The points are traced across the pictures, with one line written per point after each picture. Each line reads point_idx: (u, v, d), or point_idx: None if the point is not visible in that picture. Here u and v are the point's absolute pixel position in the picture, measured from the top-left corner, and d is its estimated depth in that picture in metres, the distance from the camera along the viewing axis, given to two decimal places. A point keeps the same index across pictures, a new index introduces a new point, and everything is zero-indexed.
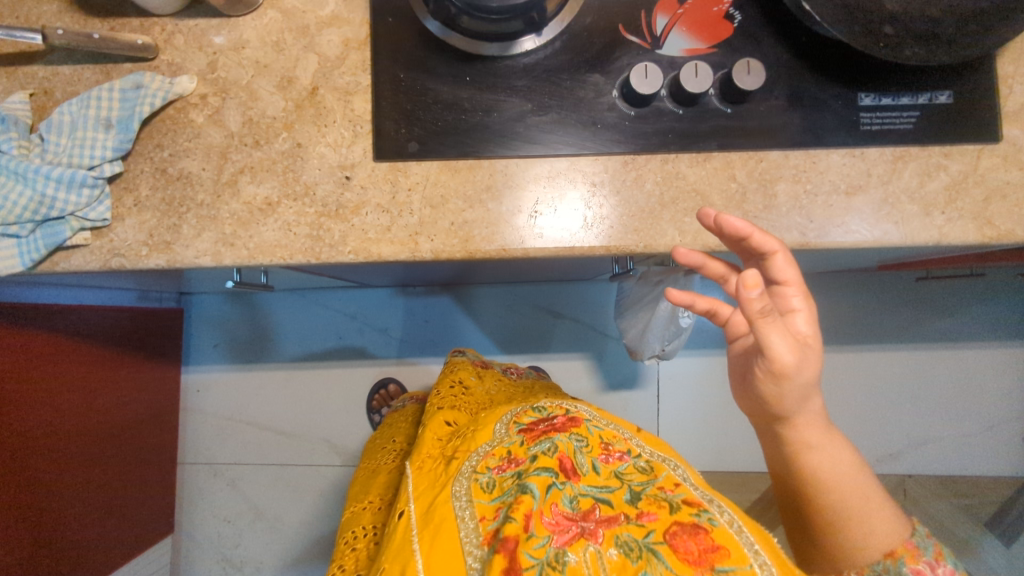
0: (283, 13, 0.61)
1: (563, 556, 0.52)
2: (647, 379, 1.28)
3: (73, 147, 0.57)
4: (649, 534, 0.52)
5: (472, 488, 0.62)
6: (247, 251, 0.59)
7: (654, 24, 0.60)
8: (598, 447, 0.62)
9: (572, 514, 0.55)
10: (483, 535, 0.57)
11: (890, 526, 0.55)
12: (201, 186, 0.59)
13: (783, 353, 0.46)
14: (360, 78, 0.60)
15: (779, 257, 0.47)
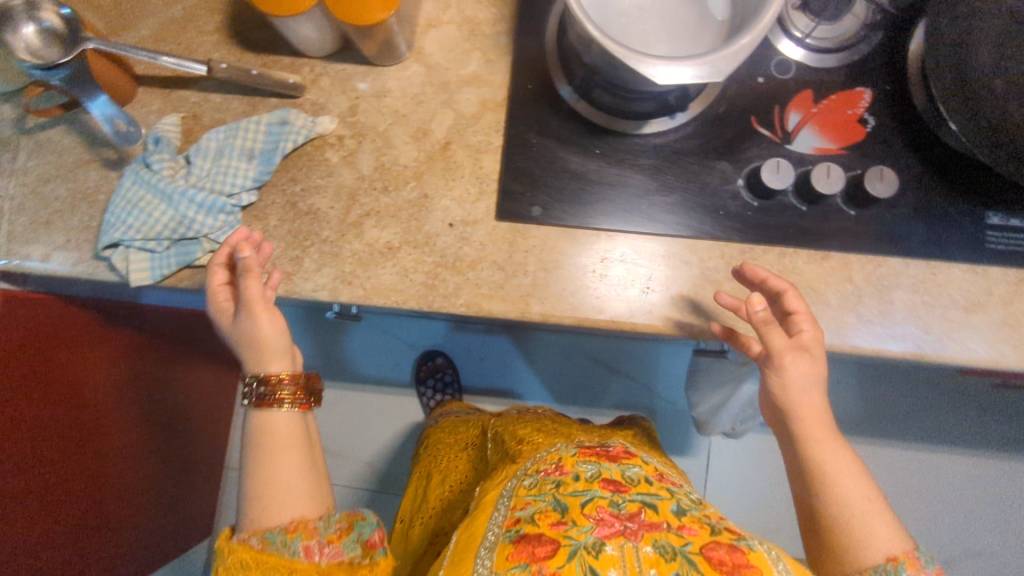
0: (426, 68, 0.63)
1: (601, 546, 0.52)
2: (698, 448, 1.26)
3: (217, 174, 0.59)
4: (687, 544, 0.52)
5: (519, 484, 0.61)
6: (363, 290, 0.60)
7: (787, 119, 0.61)
8: (650, 473, 0.63)
9: (617, 513, 0.55)
10: (508, 518, 0.56)
11: (898, 536, 0.52)
12: (327, 223, 0.61)
13: (778, 346, 0.55)
14: (492, 138, 0.62)
15: (791, 294, 0.55)
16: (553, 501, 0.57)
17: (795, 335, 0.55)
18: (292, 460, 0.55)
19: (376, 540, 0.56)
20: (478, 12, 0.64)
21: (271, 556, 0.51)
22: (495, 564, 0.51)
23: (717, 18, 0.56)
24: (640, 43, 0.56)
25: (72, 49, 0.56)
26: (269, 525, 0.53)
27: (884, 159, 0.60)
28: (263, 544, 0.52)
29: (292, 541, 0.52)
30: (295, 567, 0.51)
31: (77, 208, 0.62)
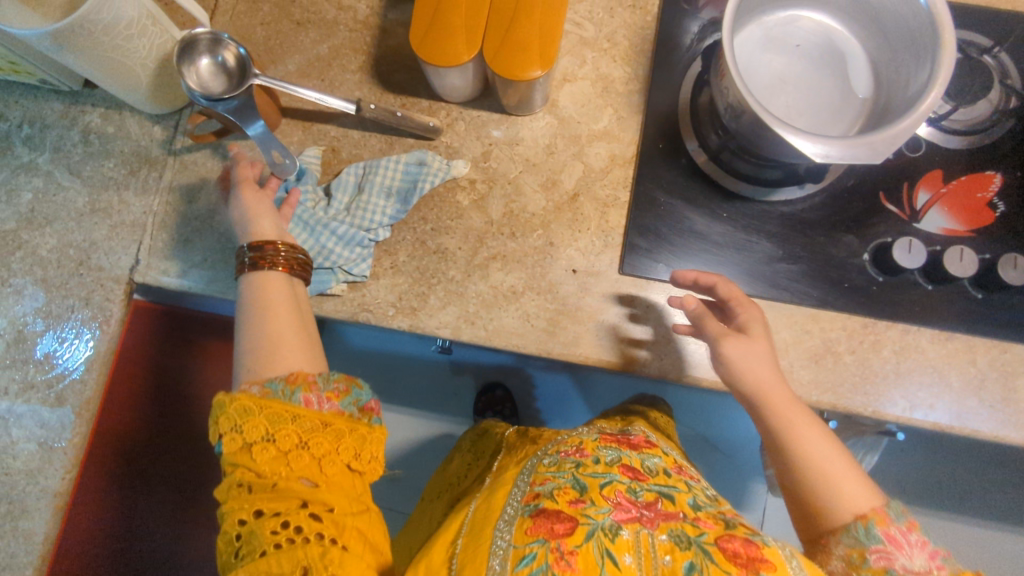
0: (559, 120, 0.65)
1: (617, 529, 0.49)
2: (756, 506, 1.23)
3: (356, 209, 0.62)
4: (703, 534, 0.48)
5: (538, 462, 0.59)
6: (486, 331, 0.62)
7: (915, 198, 0.61)
8: (670, 465, 0.60)
9: (634, 500, 0.52)
10: (529, 494, 0.53)
11: (869, 492, 0.49)
12: (454, 263, 0.63)
13: (728, 343, 0.53)
14: (620, 194, 0.63)
15: (721, 283, 0.57)
16: (573, 480, 0.54)
17: (747, 329, 0.55)
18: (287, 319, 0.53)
19: (374, 407, 0.52)
20: (613, 69, 0.65)
21: (274, 402, 0.47)
22: (514, 539, 0.48)
23: (858, 94, 0.57)
24: (783, 112, 0.56)
25: (238, 85, 0.58)
26: (266, 376, 0.50)
27: (1012, 244, 0.60)
28: (263, 392, 0.48)
29: (293, 392, 0.48)
30: (296, 413, 0.47)
31: (215, 229, 0.64)
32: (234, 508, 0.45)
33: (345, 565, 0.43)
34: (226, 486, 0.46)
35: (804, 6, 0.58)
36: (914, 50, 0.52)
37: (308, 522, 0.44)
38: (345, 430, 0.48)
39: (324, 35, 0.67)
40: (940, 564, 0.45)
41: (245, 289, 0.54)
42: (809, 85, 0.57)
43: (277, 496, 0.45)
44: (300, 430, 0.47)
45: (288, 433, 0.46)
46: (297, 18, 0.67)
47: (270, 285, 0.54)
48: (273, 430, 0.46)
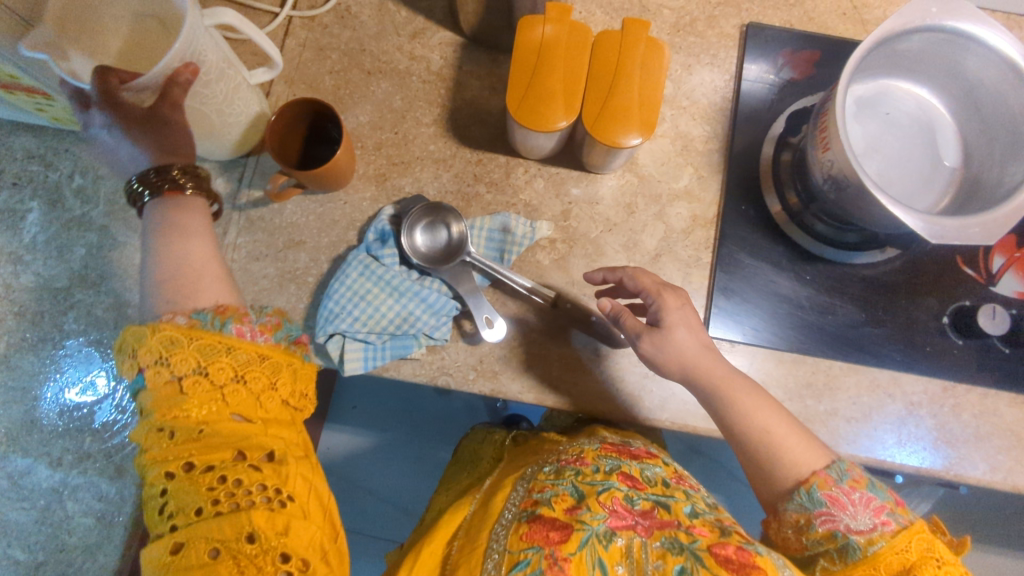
0: (639, 178, 0.64)
1: (611, 537, 0.47)
2: None
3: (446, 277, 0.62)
4: (696, 541, 0.47)
5: (538, 471, 0.56)
6: (570, 397, 0.60)
7: (991, 262, 0.62)
8: (670, 474, 0.57)
9: (631, 507, 0.50)
10: (525, 497, 0.51)
11: (816, 453, 0.52)
12: (537, 325, 0.61)
13: (645, 337, 0.55)
14: (702, 255, 0.63)
15: (632, 277, 0.57)
16: (571, 488, 0.51)
17: (664, 324, 0.55)
18: (188, 242, 0.49)
19: (307, 340, 0.48)
20: (693, 127, 0.65)
21: (205, 334, 0.41)
22: (509, 544, 0.46)
23: (947, 163, 0.58)
24: (876, 179, 0.57)
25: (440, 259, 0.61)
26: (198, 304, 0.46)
27: None
28: (189, 324, 0.42)
29: (223, 323, 0.42)
30: (231, 344, 0.41)
31: (285, 288, 0.62)
32: (158, 463, 0.39)
33: (291, 523, 0.39)
34: (141, 432, 0.40)
35: (894, 75, 0.59)
36: (1012, 126, 0.53)
37: (243, 472, 0.39)
38: (283, 363, 0.44)
39: (397, 86, 0.66)
40: (885, 518, 0.47)
41: (152, 212, 0.49)
42: (898, 153, 0.58)
43: (207, 445, 0.39)
44: (236, 364, 0.41)
45: (223, 365, 0.41)
46: (367, 68, 0.66)
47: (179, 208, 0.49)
48: (208, 365, 0.41)
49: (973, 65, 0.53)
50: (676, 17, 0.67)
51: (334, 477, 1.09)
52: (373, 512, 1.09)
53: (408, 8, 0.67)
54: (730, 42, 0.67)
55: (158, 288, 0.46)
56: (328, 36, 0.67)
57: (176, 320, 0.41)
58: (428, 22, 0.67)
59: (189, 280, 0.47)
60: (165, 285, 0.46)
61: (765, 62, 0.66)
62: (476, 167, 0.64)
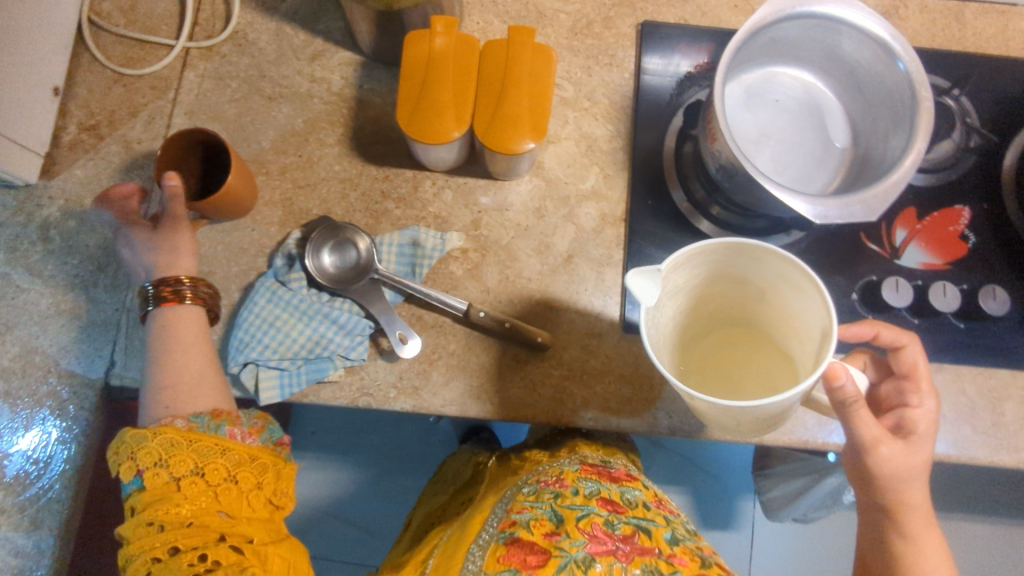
0: (547, 182, 0.65)
1: (590, 562, 0.48)
2: (744, 521, 1.06)
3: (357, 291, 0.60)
4: (676, 573, 0.48)
5: (517, 492, 0.57)
6: (492, 405, 0.60)
7: (893, 236, 0.64)
8: (650, 498, 0.59)
9: (611, 533, 0.51)
10: (505, 520, 0.53)
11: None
12: (455, 335, 0.61)
13: (885, 446, 0.49)
14: (614, 253, 0.64)
15: (908, 350, 0.54)
16: (550, 511, 0.53)
17: (913, 432, 0.51)
18: (167, 346, 0.55)
19: (286, 441, 0.58)
20: (595, 128, 0.66)
21: (203, 436, 0.50)
22: (485, 565, 0.49)
23: (838, 145, 0.60)
24: (770, 166, 0.58)
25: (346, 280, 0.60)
26: (190, 411, 0.52)
27: (986, 273, 0.63)
28: (188, 427, 0.50)
29: (219, 425, 0.51)
30: (225, 445, 0.50)
31: None
32: (146, 550, 0.46)
33: None
34: (132, 527, 0.47)
35: (780, 63, 0.60)
36: (891, 104, 0.54)
37: (227, 554, 0.46)
38: (270, 463, 0.52)
39: (299, 109, 0.66)
40: None
41: (156, 317, 0.56)
42: (792, 139, 0.59)
43: (196, 531, 0.46)
44: (228, 462, 0.50)
45: (217, 465, 0.49)
46: (268, 93, 0.66)
47: (180, 315, 0.56)
48: (203, 464, 0.49)
49: (849, 47, 0.55)
50: (572, 21, 0.68)
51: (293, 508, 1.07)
52: (338, 537, 1.06)
53: (306, 31, 0.68)
54: (627, 41, 0.68)
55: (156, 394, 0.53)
56: (227, 65, 0.67)
57: (177, 422, 0.50)
58: (327, 43, 0.67)
59: (185, 388, 0.53)
60: (168, 392, 0.53)
61: (662, 57, 0.67)
62: (383, 183, 0.64)
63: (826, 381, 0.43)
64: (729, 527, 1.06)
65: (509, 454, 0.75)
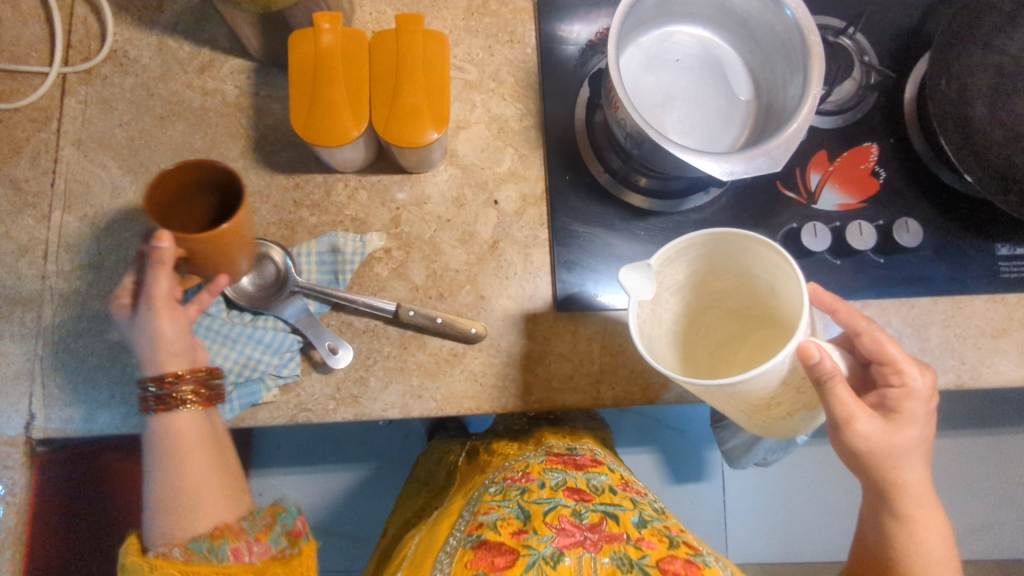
0: (462, 170, 0.64)
1: (559, 556, 0.48)
2: (714, 470, 1.08)
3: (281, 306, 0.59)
4: (645, 556, 0.48)
5: (485, 492, 0.58)
6: (435, 403, 0.59)
7: (809, 180, 0.65)
8: (617, 481, 0.59)
9: (578, 523, 0.51)
10: (473, 523, 0.53)
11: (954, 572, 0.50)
12: (387, 338, 0.60)
13: (864, 424, 0.44)
14: (539, 233, 0.63)
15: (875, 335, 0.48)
16: (517, 509, 0.53)
17: (898, 410, 0.47)
18: (166, 457, 0.51)
19: (302, 528, 0.51)
20: (505, 108, 0.65)
21: (200, 566, 0.46)
22: (453, 571, 0.48)
23: (741, 98, 0.60)
24: (678, 128, 0.58)
25: (269, 297, 0.59)
26: (191, 534, 0.48)
27: (898, 207, 0.64)
28: (188, 555, 0.47)
29: (219, 547, 0.47)
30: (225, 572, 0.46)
31: (117, 359, 0.58)
32: None
33: None
34: None
35: (677, 22, 0.60)
36: (785, 52, 0.54)
37: None
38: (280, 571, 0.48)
39: (195, 125, 0.63)
40: None
41: (150, 424, 0.51)
42: (696, 98, 0.59)
43: None
44: None
45: None
46: (160, 113, 0.63)
47: (178, 422, 0.52)
48: None
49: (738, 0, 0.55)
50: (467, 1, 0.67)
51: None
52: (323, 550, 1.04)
53: (190, 42, 0.64)
54: (525, 16, 0.67)
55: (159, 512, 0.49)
56: (110, 87, 0.63)
57: (174, 553, 0.46)
58: (215, 52, 0.64)
59: (184, 508, 0.49)
60: (169, 510, 0.49)
61: (561, 28, 0.66)
62: (294, 192, 0.62)
63: (799, 359, 0.40)
64: (700, 479, 1.08)
65: (477, 446, 0.75)
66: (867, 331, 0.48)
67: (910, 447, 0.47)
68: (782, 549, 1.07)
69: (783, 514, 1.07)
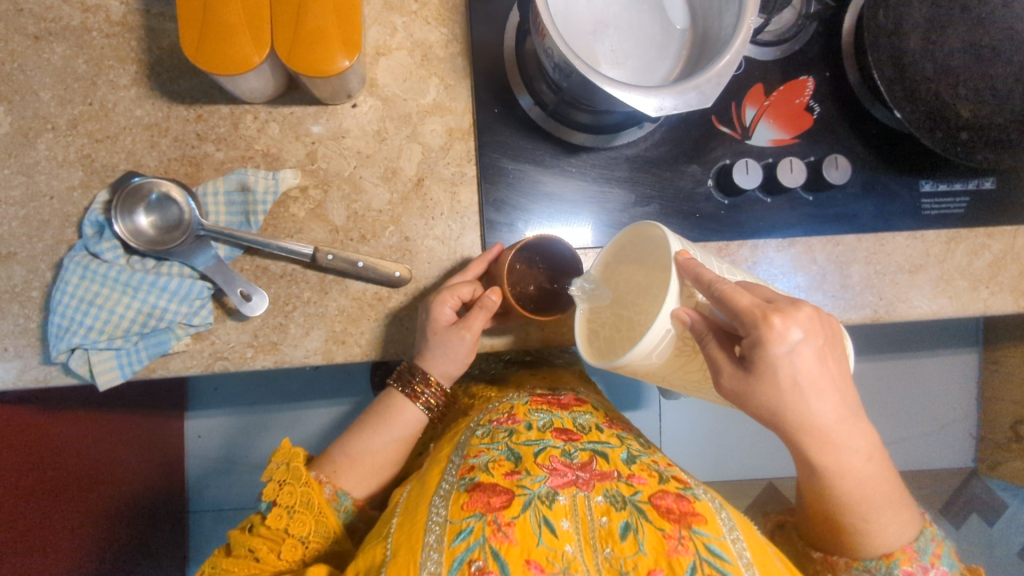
0: (383, 101, 0.59)
1: (554, 496, 0.48)
2: (650, 398, 1.12)
3: (190, 251, 0.55)
4: (637, 493, 0.49)
5: (471, 435, 0.56)
6: (361, 349, 0.58)
7: (744, 115, 0.63)
8: (602, 420, 0.59)
9: (570, 463, 0.51)
10: (462, 466, 0.51)
11: (888, 510, 0.48)
12: (307, 282, 0.57)
13: (724, 378, 0.42)
14: (466, 170, 0.60)
15: (743, 294, 0.41)
16: (507, 451, 0.52)
17: (771, 370, 0.41)
18: (376, 430, 0.58)
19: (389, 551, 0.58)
20: (428, 33, 0.60)
21: (331, 518, 0.52)
22: (449, 514, 0.46)
23: (678, 26, 0.57)
24: (610, 58, 0.55)
25: (171, 235, 0.55)
26: (346, 488, 0.55)
27: (830, 143, 0.64)
28: (332, 500, 0.54)
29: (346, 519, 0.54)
30: (336, 536, 0.52)
31: (7, 310, 0.54)
32: (241, 539, 0.51)
33: None
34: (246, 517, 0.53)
35: None
36: None
37: None
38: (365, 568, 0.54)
39: (76, 47, 0.56)
40: None
41: (389, 397, 0.59)
42: (630, 26, 0.56)
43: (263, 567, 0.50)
44: (320, 539, 0.51)
45: (317, 545, 0.51)
46: (33, 32, 0.56)
47: (405, 411, 0.58)
48: (309, 537, 0.51)
49: None
50: None
51: (206, 464, 1.05)
52: None
53: None
54: None
55: (344, 453, 0.57)
56: None
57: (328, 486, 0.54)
58: None
59: (360, 463, 0.56)
60: (343, 457, 0.57)
61: None
62: (196, 124, 0.57)
63: (680, 325, 0.42)
64: (639, 406, 1.12)
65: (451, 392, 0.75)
66: (709, 287, 0.41)
67: (788, 400, 0.42)
68: (714, 468, 1.12)
69: (714, 436, 1.13)
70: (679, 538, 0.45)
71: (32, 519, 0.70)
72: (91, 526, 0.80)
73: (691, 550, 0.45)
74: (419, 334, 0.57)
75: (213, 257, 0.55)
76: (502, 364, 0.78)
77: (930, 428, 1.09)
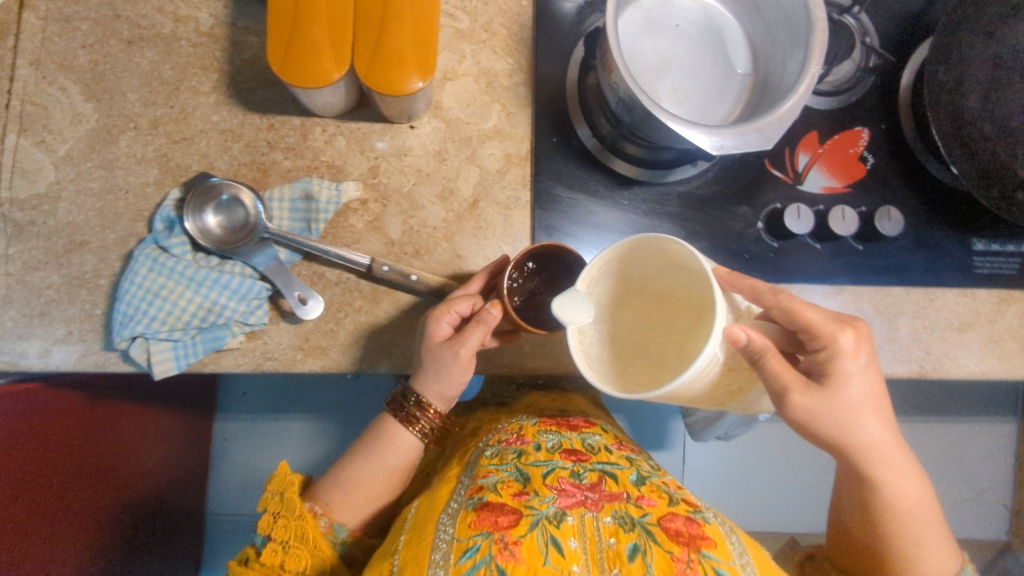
0: (446, 123, 0.61)
1: (562, 516, 0.48)
2: (676, 439, 1.10)
3: (253, 252, 0.57)
4: (646, 515, 0.48)
5: (481, 456, 0.56)
6: (405, 360, 0.59)
7: (797, 161, 0.64)
8: (610, 442, 0.59)
9: (579, 483, 0.51)
10: (471, 486, 0.52)
11: (931, 536, 0.47)
12: (359, 291, 0.58)
13: (795, 390, 0.41)
14: (520, 195, 0.61)
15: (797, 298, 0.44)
16: (516, 472, 0.52)
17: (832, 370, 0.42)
18: (366, 458, 0.57)
19: None
20: (494, 62, 0.63)
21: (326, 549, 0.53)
22: (456, 532, 0.47)
23: (739, 70, 0.58)
24: (672, 96, 0.56)
25: (239, 237, 0.57)
26: (340, 520, 0.56)
27: (883, 194, 0.64)
28: (327, 533, 0.55)
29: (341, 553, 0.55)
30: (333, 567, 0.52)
31: (75, 296, 0.56)
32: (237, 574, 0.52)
33: None
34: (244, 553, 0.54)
35: None
36: (788, 24, 0.53)
37: None
38: None
39: (164, 54, 0.59)
40: None
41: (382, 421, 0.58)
42: (692, 67, 0.58)
43: None
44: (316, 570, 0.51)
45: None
46: (126, 37, 0.59)
47: (394, 438, 0.57)
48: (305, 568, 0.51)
49: None
50: None
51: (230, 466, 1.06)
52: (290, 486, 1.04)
53: None
54: None
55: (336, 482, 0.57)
56: (73, 5, 0.59)
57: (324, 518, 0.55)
58: None
59: (352, 493, 0.56)
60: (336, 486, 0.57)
61: None
62: (268, 133, 0.60)
63: (730, 345, 0.40)
64: (664, 446, 1.10)
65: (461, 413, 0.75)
66: None
67: (847, 402, 0.43)
68: (737, 517, 1.10)
69: (739, 483, 1.10)
70: (688, 561, 0.44)
71: (56, 502, 0.71)
72: (115, 513, 0.81)
73: (700, 573, 0.44)
74: (419, 348, 0.56)
75: (273, 260, 0.56)
76: (514, 386, 0.76)
77: (965, 495, 1.06)
